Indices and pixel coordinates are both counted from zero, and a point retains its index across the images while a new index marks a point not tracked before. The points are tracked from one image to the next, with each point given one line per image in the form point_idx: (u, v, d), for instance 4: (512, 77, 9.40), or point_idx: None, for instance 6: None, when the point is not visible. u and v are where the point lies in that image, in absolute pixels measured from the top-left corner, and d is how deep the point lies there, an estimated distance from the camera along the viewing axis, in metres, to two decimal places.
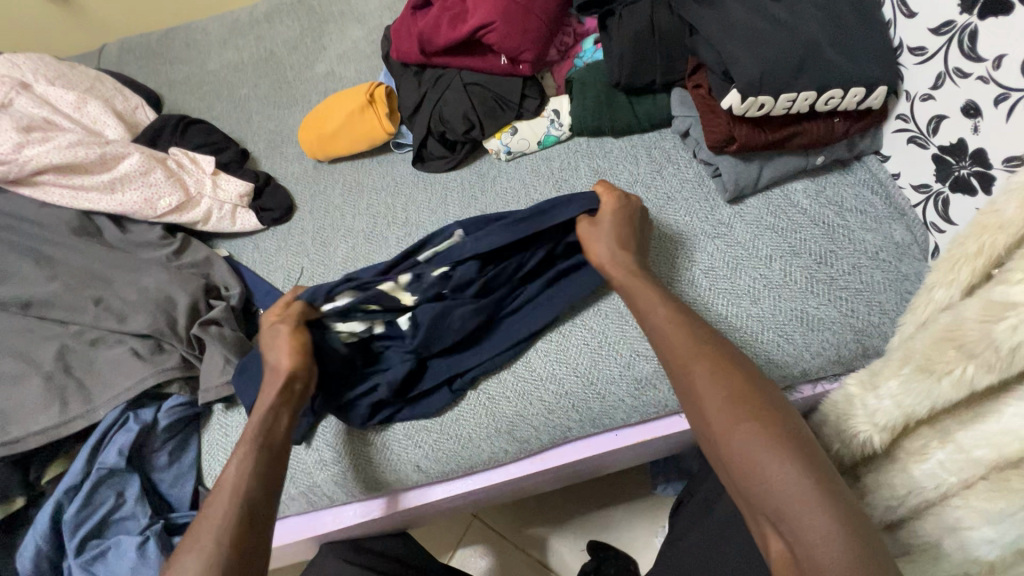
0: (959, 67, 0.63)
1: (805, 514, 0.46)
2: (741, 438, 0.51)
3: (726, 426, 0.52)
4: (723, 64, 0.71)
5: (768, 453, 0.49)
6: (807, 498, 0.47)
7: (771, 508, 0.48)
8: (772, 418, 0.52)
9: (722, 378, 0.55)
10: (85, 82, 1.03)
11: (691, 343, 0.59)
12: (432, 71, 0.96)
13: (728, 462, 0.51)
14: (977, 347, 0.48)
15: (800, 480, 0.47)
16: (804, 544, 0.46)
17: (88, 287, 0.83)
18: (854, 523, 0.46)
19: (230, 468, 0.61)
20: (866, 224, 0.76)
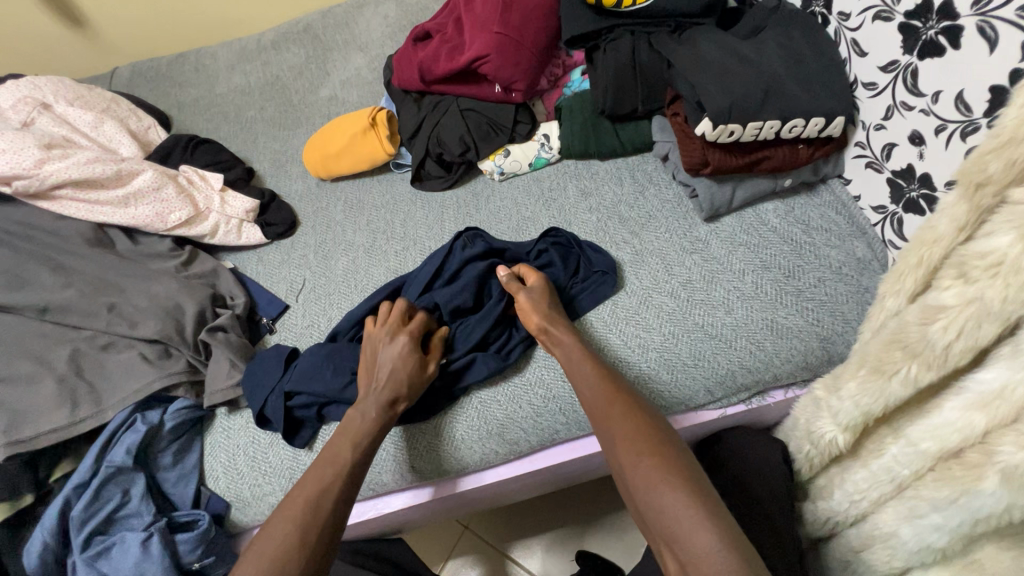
0: (905, 100, 0.71)
1: (697, 532, 0.51)
2: (646, 466, 0.58)
3: (633, 457, 0.59)
4: (696, 94, 0.78)
5: (665, 478, 0.56)
6: (698, 518, 0.52)
7: (670, 528, 0.53)
8: (671, 452, 0.59)
9: (629, 417, 0.63)
10: (101, 103, 1.09)
11: (604, 387, 0.67)
12: (431, 97, 1.03)
13: (636, 489, 0.58)
14: (919, 347, 0.54)
15: (693, 501, 0.53)
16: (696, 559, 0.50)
17: (101, 295, 0.87)
18: (740, 542, 0.50)
19: (334, 455, 0.69)
20: (831, 241, 0.82)
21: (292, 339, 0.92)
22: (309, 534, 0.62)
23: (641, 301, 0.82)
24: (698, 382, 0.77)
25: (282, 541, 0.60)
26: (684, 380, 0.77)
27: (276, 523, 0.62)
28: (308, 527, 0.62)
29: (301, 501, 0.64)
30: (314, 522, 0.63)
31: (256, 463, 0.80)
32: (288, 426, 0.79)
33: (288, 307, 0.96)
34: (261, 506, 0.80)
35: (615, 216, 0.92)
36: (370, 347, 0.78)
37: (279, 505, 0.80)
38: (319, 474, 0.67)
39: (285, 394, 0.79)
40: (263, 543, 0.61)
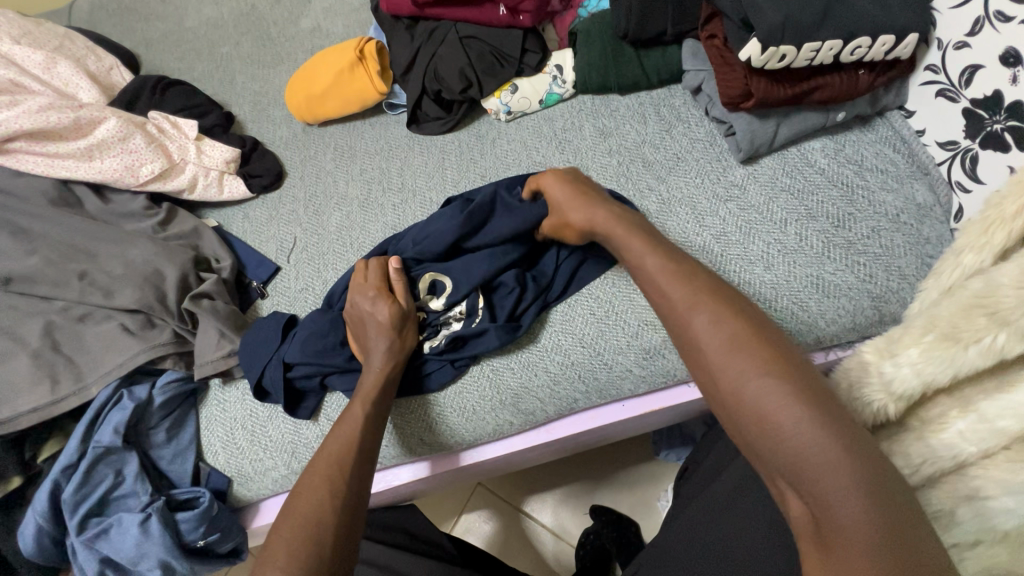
0: (1001, 10, 0.59)
1: (831, 474, 0.40)
2: (750, 386, 0.45)
3: (738, 374, 0.46)
4: (742, 10, 0.65)
5: (780, 401, 0.44)
6: (832, 457, 0.41)
7: (787, 464, 0.42)
8: (785, 364, 0.46)
9: (725, 319, 0.49)
10: (53, 41, 0.96)
11: (690, 285, 0.53)
12: (426, 23, 0.89)
13: (735, 413, 0.46)
14: (1012, 314, 0.48)
15: (824, 431, 0.42)
16: (828, 509, 0.40)
17: (71, 261, 0.79)
18: (887, 493, 0.40)
19: (340, 430, 0.64)
20: (887, 184, 0.72)
21: (286, 304, 0.85)
22: (325, 518, 0.55)
23: None
24: None
25: (309, 525, 0.55)
26: None
27: (293, 511, 0.56)
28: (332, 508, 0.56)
29: (319, 479, 0.59)
30: (334, 501, 0.57)
31: (256, 438, 0.76)
32: (291, 398, 0.74)
33: (279, 269, 0.88)
34: (264, 482, 0.76)
35: (638, 159, 0.81)
36: (352, 308, 0.72)
37: (282, 480, 0.76)
38: (333, 450, 0.62)
39: (283, 363, 0.73)
40: (285, 539, 0.54)
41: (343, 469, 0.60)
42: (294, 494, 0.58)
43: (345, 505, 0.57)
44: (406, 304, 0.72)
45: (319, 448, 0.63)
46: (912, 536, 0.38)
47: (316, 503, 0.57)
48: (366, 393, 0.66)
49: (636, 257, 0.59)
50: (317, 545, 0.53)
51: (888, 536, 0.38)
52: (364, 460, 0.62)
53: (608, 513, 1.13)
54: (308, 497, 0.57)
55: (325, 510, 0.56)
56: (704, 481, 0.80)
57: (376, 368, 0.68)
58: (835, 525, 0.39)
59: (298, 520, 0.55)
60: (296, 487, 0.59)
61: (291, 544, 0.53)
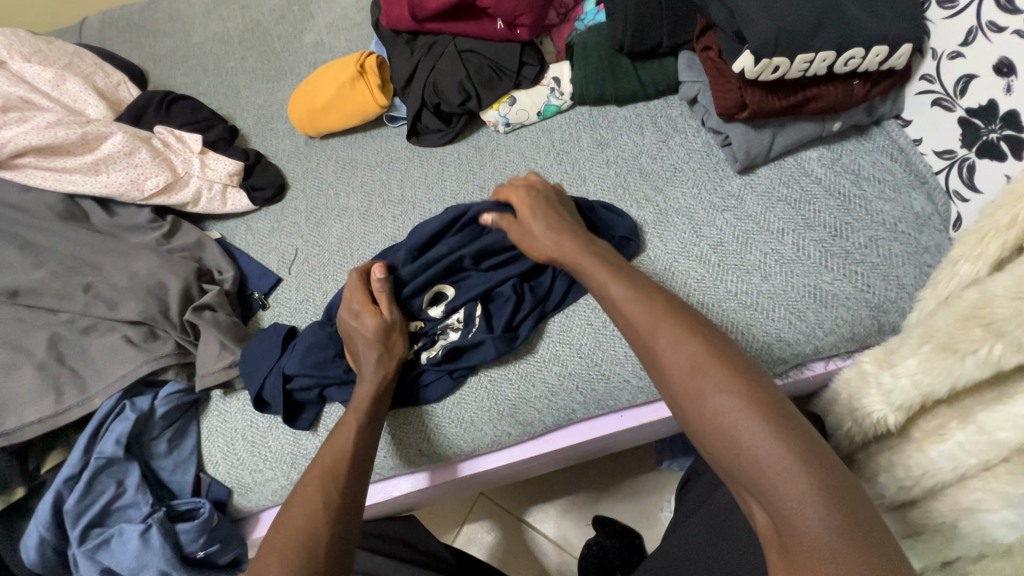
0: (993, 21, 0.59)
1: (787, 488, 0.40)
2: (711, 404, 0.45)
3: (696, 391, 0.47)
4: (735, 23, 0.66)
5: (737, 417, 0.44)
6: (787, 468, 0.40)
7: (747, 479, 0.42)
8: (744, 381, 0.46)
9: (687, 340, 0.50)
10: (62, 58, 0.98)
11: (651, 308, 0.54)
12: (425, 38, 0.91)
13: (697, 434, 0.46)
14: (1007, 325, 0.47)
15: (781, 445, 0.42)
16: (789, 526, 0.40)
17: (77, 274, 0.80)
18: (850, 505, 0.39)
19: (340, 435, 0.65)
20: (884, 193, 0.72)
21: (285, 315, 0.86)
22: (315, 530, 0.55)
23: (666, 268, 0.74)
24: None
25: (301, 537, 0.55)
26: None
27: (285, 524, 0.56)
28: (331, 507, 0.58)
29: (311, 491, 0.59)
30: (332, 503, 0.58)
31: (256, 449, 0.76)
32: (292, 411, 0.75)
33: (281, 280, 0.89)
34: (264, 493, 0.77)
35: (636, 170, 0.81)
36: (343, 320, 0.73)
37: (281, 491, 0.76)
38: (326, 460, 0.62)
39: (283, 373, 0.74)
40: (276, 550, 0.54)
41: (340, 473, 0.61)
42: (285, 507, 0.58)
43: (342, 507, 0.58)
44: (390, 315, 0.71)
45: (318, 451, 0.64)
46: (875, 548, 0.37)
47: (315, 503, 0.58)
48: (358, 406, 0.67)
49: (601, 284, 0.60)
50: (308, 557, 0.53)
51: (850, 549, 0.37)
52: (362, 464, 0.63)
53: (610, 524, 1.12)
54: (300, 509, 0.57)
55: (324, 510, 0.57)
56: (704, 493, 0.79)
57: (370, 377, 0.68)
58: (795, 538, 0.39)
59: (290, 534, 0.55)
60: (294, 489, 0.60)
61: (283, 554, 0.53)
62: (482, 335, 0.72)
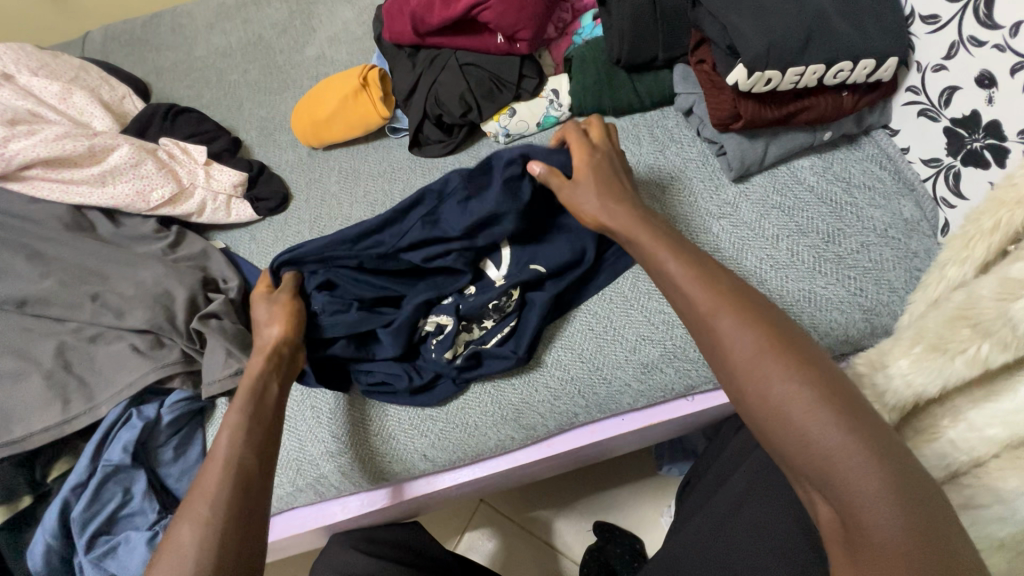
0: (974, 35, 0.62)
1: (858, 482, 0.40)
2: (777, 393, 0.44)
3: (763, 379, 0.45)
4: (728, 37, 0.68)
5: (808, 409, 0.43)
6: (858, 462, 0.40)
7: (810, 467, 0.42)
8: (812, 369, 0.45)
9: (749, 325, 0.48)
10: (69, 72, 1.00)
11: (711, 291, 0.51)
12: (427, 51, 0.93)
13: (761, 420, 0.46)
14: (994, 325, 0.49)
15: (852, 439, 0.41)
16: (856, 520, 0.40)
17: (84, 283, 0.81)
18: (921, 498, 0.39)
19: (222, 446, 0.55)
20: (874, 200, 0.74)
21: None
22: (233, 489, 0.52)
23: None
24: None
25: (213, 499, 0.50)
26: None
27: (195, 491, 0.51)
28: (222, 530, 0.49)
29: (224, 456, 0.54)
30: (252, 465, 0.54)
31: None
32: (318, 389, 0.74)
33: None
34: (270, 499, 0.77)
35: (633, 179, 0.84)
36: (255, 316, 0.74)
37: (287, 497, 0.77)
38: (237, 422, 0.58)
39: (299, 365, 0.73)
40: (192, 513, 0.49)
41: (243, 485, 0.52)
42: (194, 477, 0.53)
43: (245, 526, 0.50)
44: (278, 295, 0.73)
45: (200, 465, 0.54)
46: (946, 542, 0.38)
47: (204, 522, 0.49)
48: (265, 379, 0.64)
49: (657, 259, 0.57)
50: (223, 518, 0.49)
51: (923, 542, 0.37)
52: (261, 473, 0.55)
53: (611, 530, 1.13)
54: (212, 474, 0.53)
55: (217, 532, 0.48)
56: (705, 495, 0.80)
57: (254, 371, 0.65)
58: (863, 530, 0.39)
59: (202, 497, 0.50)
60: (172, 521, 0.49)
61: (203, 514, 0.49)
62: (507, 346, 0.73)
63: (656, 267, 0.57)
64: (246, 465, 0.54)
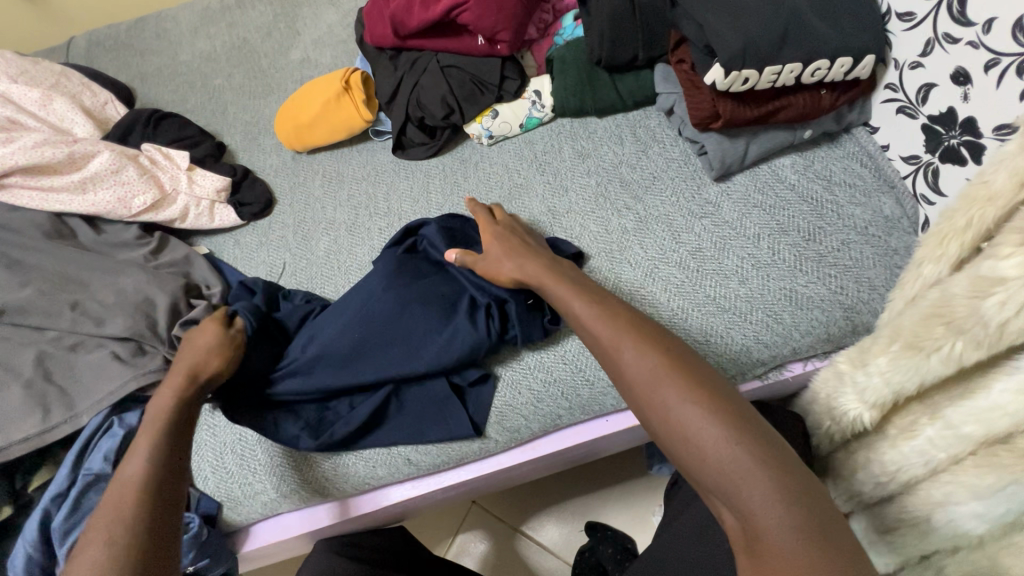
0: (948, 33, 0.62)
1: (749, 494, 0.40)
2: (679, 413, 0.44)
3: (659, 399, 0.46)
4: (704, 37, 0.68)
5: (701, 423, 0.43)
6: (754, 471, 0.40)
7: (709, 483, 0.42)
8: (707, 388, 0.46)
9: (648, 347, 0.49)
10: (49, 78, 0.99)
11: (613, 324, 0.53)
12: (408, 54, 0.92)
13: (663, 439, 0.46)
14: (966, 323, 0.48)
15: (740, 450, 0.41)
16: (754, 532, 0.39)
17: (64, 291, 0.81)
18: (812, 505, 0.39)
19: (129, 463, 0.56)
20: (854, 198, 0.74)
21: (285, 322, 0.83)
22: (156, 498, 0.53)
23: (646, 274, 0.75)
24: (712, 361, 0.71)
25: (123, 515, 0.50)
26: None
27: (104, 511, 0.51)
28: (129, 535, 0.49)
29: (134, 477, 0.54)
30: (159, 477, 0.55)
31: (244, 463, 0.76)
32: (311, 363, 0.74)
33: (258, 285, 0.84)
34: (254, 505, 0.77)
35: (616, 179, 0.83)
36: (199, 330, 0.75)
37: (271, 503, 0.76)
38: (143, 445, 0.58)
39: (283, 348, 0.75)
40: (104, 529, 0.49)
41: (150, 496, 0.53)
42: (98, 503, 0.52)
43: (161, 528, 0.51)
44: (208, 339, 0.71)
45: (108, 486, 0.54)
46: (836, 547, 0.37)
47: (107, 532, 0.49)
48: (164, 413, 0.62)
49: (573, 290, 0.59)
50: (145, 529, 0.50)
51: (814, 549, 0.37)
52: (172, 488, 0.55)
53: (603, 530, 1.13)
54: (119, 496, 0.52)
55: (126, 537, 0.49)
56: (691, 494, 0.80)
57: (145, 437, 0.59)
58: (764, 541, 0.39)
59: (111, 512, 0.51)
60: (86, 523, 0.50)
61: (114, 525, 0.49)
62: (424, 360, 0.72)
63: (567, 304, 0.59)
64: (157, 475, 0.55)
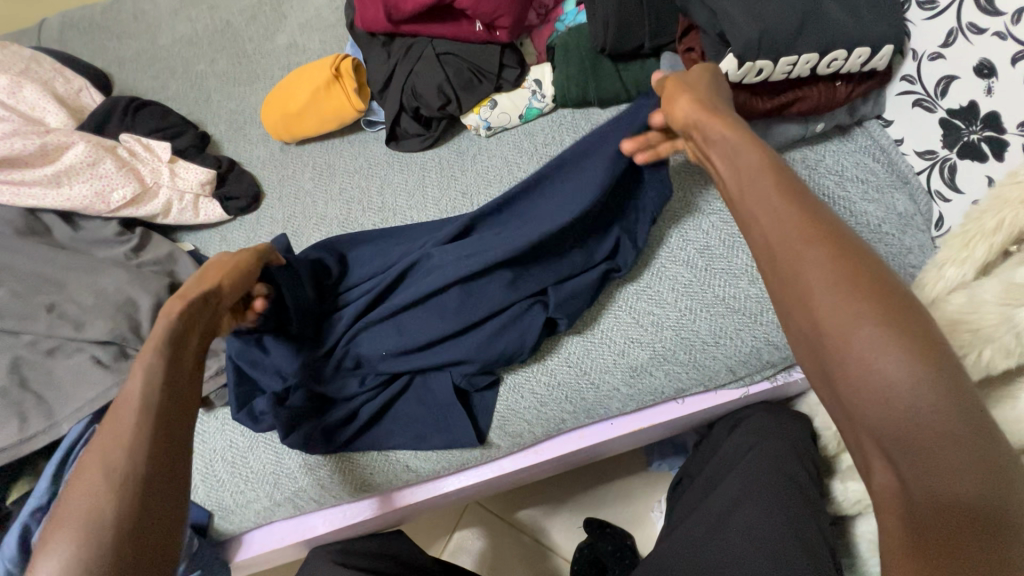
0: (974, 23, 0.60)
1: (939, 452, 0.34)
2: (860, 337, 0.36)
3: (850, 321, 0.37)
4: (717, 24, 0.65)
5: (898, 361, 0.35)
6: (950, 430, 0.33)
7: (884, 430, 0.36)
8: (913, 321, 0.36)
9: (841, 258, 0.39)
10: (18, 63, 0.93)
11: (795, 218, 0.42)
12: (402, 40, 0.88)
13: (832, 369, 0.38)
14: (996, 331, 0.47)
15: (941, 403, 0.34)
16: (929, 495, 0.34)
17: (39, 292, 0.76)
18: (1009, 477, 0.33)
19: (133, 379, 0.49)
20: (867, 194, 0.72)
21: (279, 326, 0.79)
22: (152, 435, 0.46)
23: (654, 273, 0.74)
24: (720, 362, 0.71)
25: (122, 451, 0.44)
26: (705, 361, 0.71)
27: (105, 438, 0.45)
28: (132, 464, 0.44)
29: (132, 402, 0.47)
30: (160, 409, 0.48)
31: (236, 470, 0.73)
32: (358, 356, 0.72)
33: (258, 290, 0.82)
34: (246, 514, 0.74)
35: None
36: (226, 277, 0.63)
37: (264, 512, 0.74)
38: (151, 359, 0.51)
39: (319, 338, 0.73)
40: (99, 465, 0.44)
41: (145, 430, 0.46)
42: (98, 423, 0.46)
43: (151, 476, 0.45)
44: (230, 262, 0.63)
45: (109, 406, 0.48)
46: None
47: (106, 459, 0.44)
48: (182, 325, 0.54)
49: (740, 170, 0.47)
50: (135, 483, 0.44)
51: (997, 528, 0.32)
52: (178, 412, 0.49)
53: (602, 526, 1.12)
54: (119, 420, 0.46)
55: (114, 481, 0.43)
56: (693, 500, 0.79)
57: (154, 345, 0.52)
58: (933, 502, 0.34)
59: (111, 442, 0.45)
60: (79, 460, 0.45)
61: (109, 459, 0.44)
62: (468, 352, 0.69)
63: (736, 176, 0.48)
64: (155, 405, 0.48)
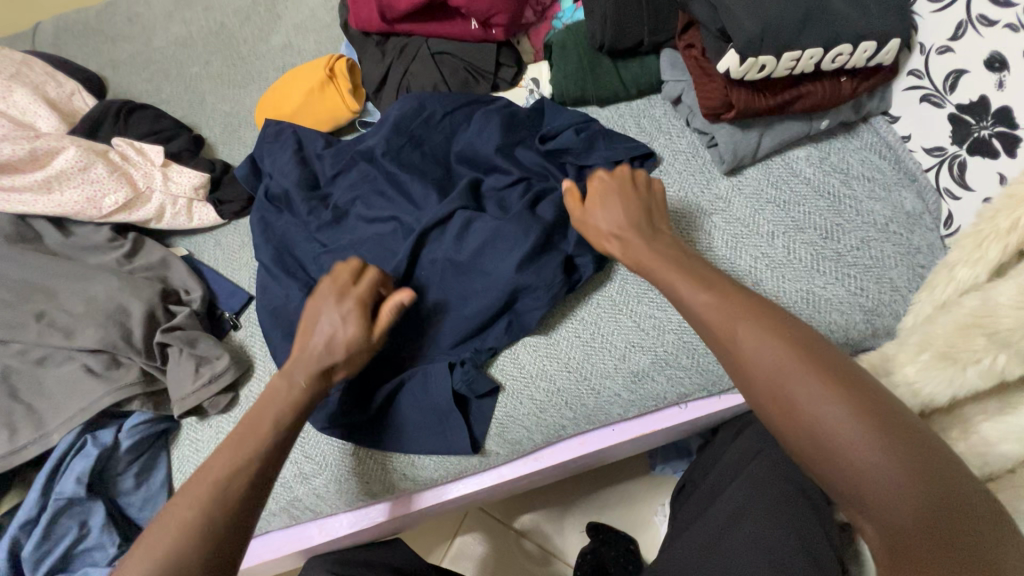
0: (983, 14, 0.58)
1: (887, 490, 0.40)
2: (801, 399, 0.44)
3: (789, 393, 0.44)
4: (718, 19, 0.63)
5: (838, 419, 0.42)
6: (893, 469, 0.40)
7: (844, 482, 0.42)
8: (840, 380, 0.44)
9: (772, 337, 0.47)
10: (9, 68, 0.92)
11: (725, 311, 0.50)
12: (397, 39, 0.86)
13: (788, 431, 0.45)
14: (1012, 335, 0.46)
15: (878, 447, 0.40)
16: (892, 531, 0.40)
17: (29, 301, 0.75)
18: (952, 495, 0.39)
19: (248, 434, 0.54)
20: (874, 192, 0.70)
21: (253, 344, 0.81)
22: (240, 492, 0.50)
23: None
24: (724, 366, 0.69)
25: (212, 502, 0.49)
26: (708, 365, 0.69)
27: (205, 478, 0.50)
28: (220, 507, 0.49)
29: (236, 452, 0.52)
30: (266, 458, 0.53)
31: None
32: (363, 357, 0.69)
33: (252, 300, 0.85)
34: None
35: None
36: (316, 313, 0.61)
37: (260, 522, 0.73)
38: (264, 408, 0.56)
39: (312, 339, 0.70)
40: (191, 511, 0.48)
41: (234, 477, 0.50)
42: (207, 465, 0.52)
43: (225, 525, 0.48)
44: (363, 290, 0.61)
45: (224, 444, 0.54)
46: (981, 543, 0.37)
47: (200, 501, 0.49)
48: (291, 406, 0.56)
49: (650, 268, 0.58)
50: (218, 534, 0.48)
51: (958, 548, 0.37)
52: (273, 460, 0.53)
53: (605, 531, 1.10)
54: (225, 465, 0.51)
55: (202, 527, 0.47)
56: (698, 507, 0.77)
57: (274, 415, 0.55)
58: (899, 538, 0.39)
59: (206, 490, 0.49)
60: (189, 481, 0.51)
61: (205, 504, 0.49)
62: None
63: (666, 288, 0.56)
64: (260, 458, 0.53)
